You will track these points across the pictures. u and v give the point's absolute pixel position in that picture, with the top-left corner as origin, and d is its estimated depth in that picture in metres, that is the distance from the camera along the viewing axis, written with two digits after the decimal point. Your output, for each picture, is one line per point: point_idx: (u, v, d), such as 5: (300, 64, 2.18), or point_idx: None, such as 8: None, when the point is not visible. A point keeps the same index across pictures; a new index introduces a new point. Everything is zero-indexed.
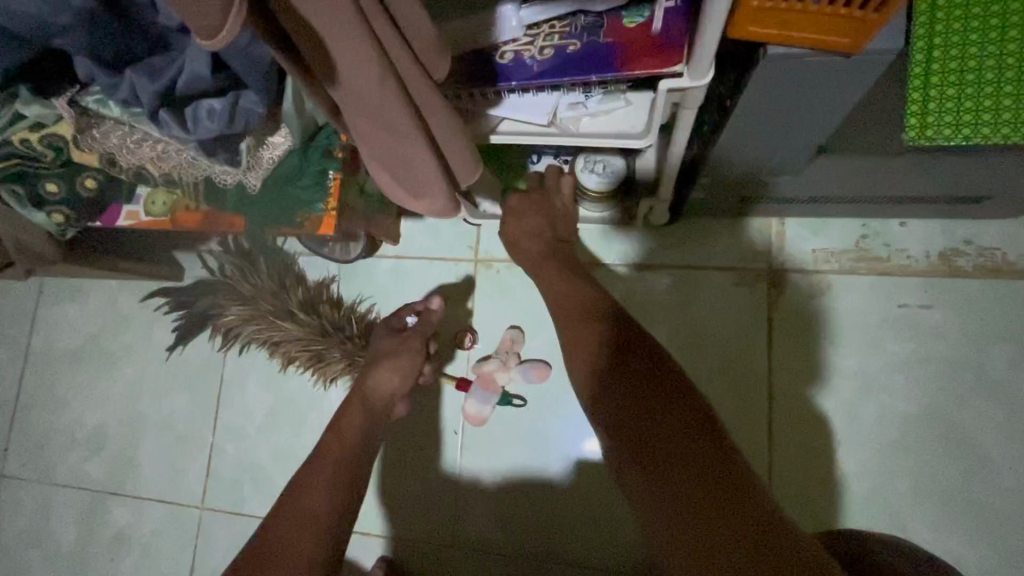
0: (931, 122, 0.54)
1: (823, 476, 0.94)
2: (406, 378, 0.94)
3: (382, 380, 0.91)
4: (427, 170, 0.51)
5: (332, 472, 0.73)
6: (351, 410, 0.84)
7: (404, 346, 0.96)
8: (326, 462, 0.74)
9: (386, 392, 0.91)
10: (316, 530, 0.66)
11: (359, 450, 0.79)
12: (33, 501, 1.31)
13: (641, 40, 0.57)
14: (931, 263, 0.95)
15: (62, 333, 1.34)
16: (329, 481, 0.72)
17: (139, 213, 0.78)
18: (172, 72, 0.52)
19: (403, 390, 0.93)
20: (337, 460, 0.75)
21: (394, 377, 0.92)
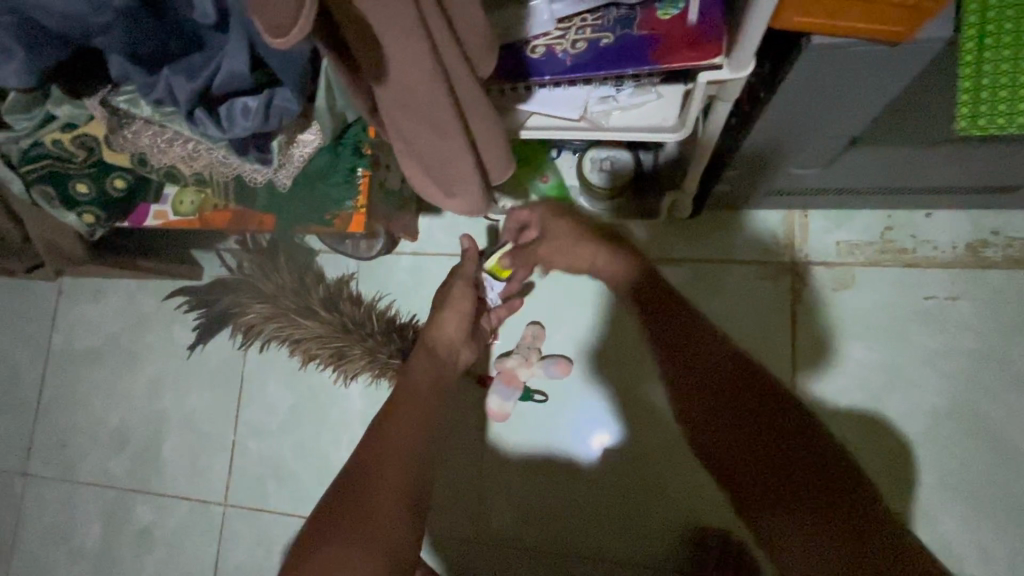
0: (984, 112, 0.54)
1: (874, 460, 0.93)
2: (463, 320, 0.92)
3: (444, 326, 0.90)
4: (466, 167, 0.51)
5: (411, 413, 0.77)
6: (418, 357, 0.86)
7: (454, 291, 0.93)
8: (408, 409, 0.77)
9: (446, 339, 0.89)
10: (400, 464, 0.71)
11: (431, 390, 0.82)
12: (57, 499, 1.32)
13: (677, 32, 0.56)
14: (957, 254, 0.94)
15: (82, 332, 1.35)
16: (410, 419, 0.76)
17: (167, 211, 0.78)
18: (210, 70, 0.52)
19: (463, 334, 0.92)
20: (415, 400, 0.79)
21: (452, 323, 0.91)
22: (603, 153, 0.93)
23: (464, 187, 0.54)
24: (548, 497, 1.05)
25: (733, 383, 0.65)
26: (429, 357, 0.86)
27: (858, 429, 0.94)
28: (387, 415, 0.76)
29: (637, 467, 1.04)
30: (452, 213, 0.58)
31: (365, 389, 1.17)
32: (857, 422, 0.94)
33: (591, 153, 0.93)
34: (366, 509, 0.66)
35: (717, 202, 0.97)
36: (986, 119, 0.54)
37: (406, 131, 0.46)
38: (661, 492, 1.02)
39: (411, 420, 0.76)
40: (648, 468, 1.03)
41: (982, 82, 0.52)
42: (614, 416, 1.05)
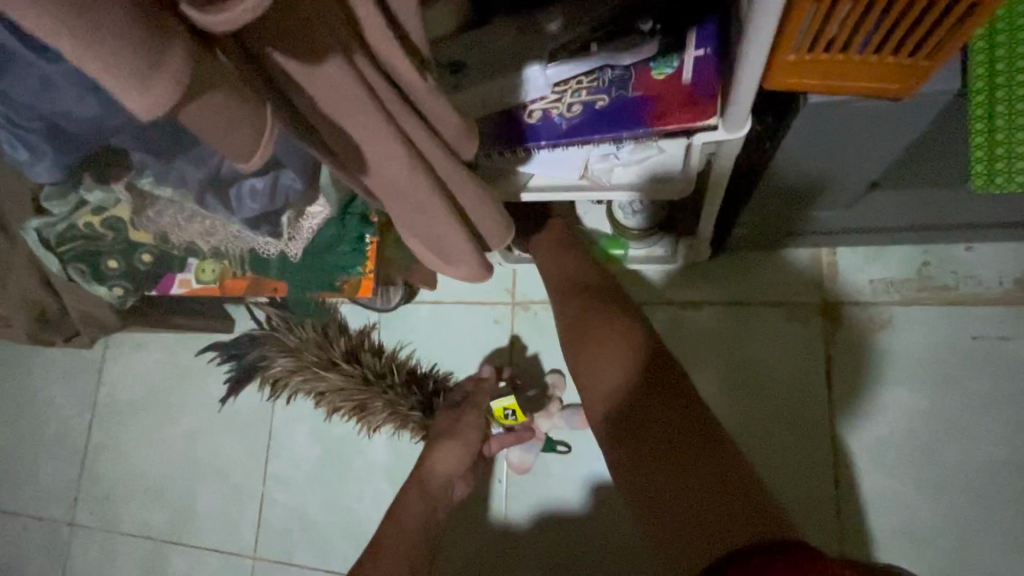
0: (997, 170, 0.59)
1: (925, 516, 0.85)
2: (466, 454, 0.93)
3: (440, 464, 0.91)
4: (460, 241, 0.51)
5: (394, 565, 0.77)
6: (409, 496, 0.87)
7: (464, 422, 0.95)
8: (386, 557, 0.78)
9: (443, 475, 0.91)
10: None
11: (417, 539, 0.83)
12: (101, 548, 1.36)
13: (671, 92, 0.56)
14: (1006, 289, 0.87)
15: (125, 385, 1.42)
16: (391, 568, 0.77)
17: (190, 280, 0.80)
18: (217, 159, 0.54)
19: (461, 470, 0.93)
20: (399, 550, 0.80)
21: (451, 459, 0.92)
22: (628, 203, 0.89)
23: (462, 256, 0.54)
24: (574, 556, 1.01)
25: (650, 390, 0.62)
26: (422, 494, 0.88)
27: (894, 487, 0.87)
28: (361, 567, 0.77)
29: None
30: (452, 277, 0.59)
31: (389, 440, 1.17)
32: (905, 477, 0.87)
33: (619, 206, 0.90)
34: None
35: (735, 243, 0.94)
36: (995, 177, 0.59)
37: (402, 214, 0.47)
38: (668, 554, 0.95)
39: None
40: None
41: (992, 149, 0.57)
42: None
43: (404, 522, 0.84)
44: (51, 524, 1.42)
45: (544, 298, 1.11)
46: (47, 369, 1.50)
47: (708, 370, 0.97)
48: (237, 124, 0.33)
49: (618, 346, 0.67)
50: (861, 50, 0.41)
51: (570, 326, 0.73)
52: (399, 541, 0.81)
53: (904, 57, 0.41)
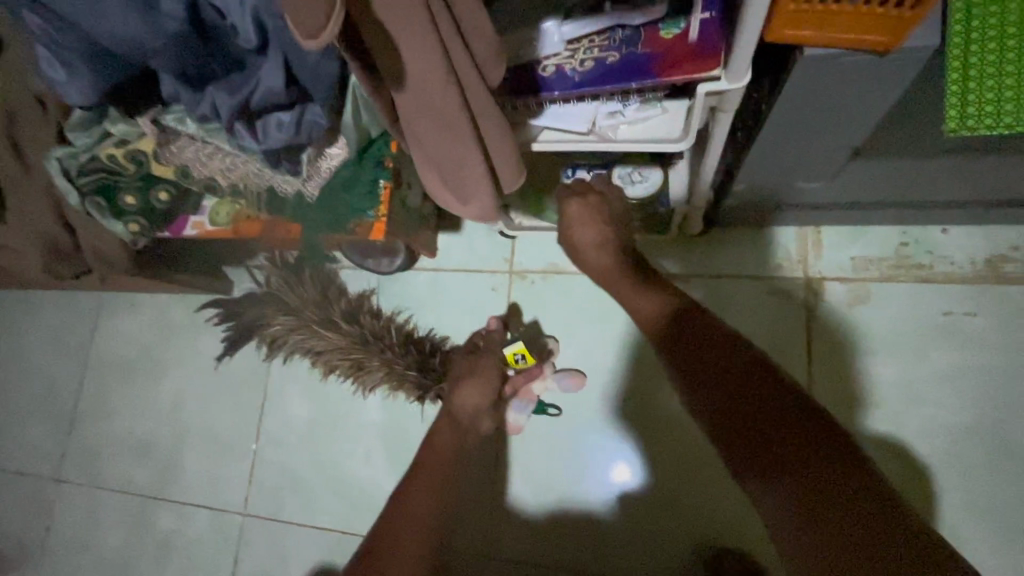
0: (970, 111, 0.53)
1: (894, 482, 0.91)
2: (486, 393, 0.98)
3: (466, 398, 0.96)
4: (478, 173, 0.55)
5: (428, 492, 0.81)
6: (442, 430, 0.91)
7: (481, 365, 1.00)
8: (419, 482, 0.82)
9: (471, 408, 0.96)
10: (419, 536, 0.75)
11: (452, 461, 0.87)
12: (86, 504, 1.36)
13: (679, 49, 0.60)
14: (976, 270, 0.93)
15: (119, 343, 1.42)
16: (425, 490, 0.81)
17: (205, 222, 0.81)
18: (249, 89, 0.57)
19: (484, 406, 0.98)
20: (429, 477, 0.83)
21: (476, 394, 0.97)
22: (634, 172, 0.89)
23: (478, 194, 0.58)
24: (559, 509, 1.06)
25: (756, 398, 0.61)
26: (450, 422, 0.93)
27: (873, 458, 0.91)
28: (402, 497, 0.80)
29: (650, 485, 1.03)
30: (466, 218, 0.63)
31: (384, 402, 1.19)
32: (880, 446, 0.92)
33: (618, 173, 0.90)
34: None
35: (728, 218, 0.99)
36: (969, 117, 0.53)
37: (427, 137, 0.50)
38: (717, 504, 1.00)
39: (427, 490, 0.81)
40: (666, 494, 1.02)
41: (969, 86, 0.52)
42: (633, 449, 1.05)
43: (438, 445, 0.88)
44: (36, 480, 1.42)
45: (542, 269, 1.15)
46: (39, 325, 1.50)
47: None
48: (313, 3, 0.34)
49: (713, 354, 0.66)
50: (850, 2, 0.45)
51: (663, 352, 0.72)
52: (429, 469, 0.84)
53: (889, 9, 0.45)
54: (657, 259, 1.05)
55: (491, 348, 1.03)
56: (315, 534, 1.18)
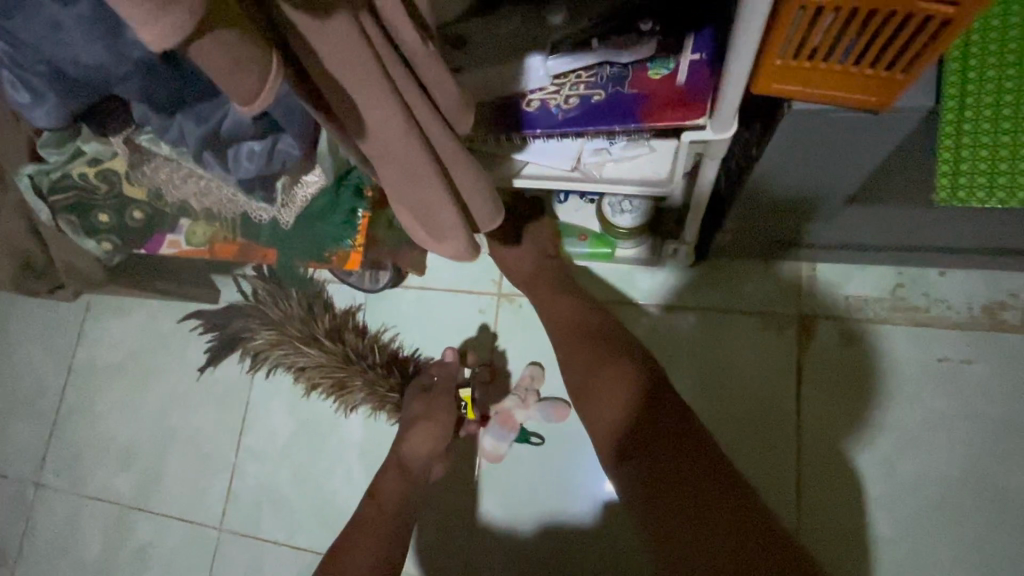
0: (962, 182, 0.57)
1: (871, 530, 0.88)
2: (438, 440, 0.95)
3: (416, 444, 0.95)
4: (448, 215, 0.53)
5: (372, 543, 0.82)
6: (387, 476, 0.92)
7: (436, 406, 0.97)
8: (363, 535, 0.83)
9: (422, 456, 0.94)
10: None
11: (396, 513, 0.88)
12: (65, 510, 1.35)
13: (666, 91, 0.58)
14: (973, 315, 0.90)
15: (105, 348, 1.41)
16: (369, 540, 0.82)
17: (180, 241, 0.80)
18: (218, 117, 0.56)
19: (437, 452, 0.96)
20: (375, 529, 0.84)
21: (428, 440, 0.95)
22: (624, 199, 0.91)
23: (451, 234, 0.56)
24: (539, 541, 1.04)
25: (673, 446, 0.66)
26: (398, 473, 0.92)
27: (835, 502, 0.90)
28: (344, 545, 0.82)
29: (632, 520, 1.01)
30: (439, 256, 0.60)
31: (366, 421, 1.17)
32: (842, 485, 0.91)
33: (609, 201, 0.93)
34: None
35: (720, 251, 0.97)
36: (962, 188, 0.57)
37: (393, 186, 0.48)
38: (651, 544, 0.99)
39: (374, 540, 0.83)
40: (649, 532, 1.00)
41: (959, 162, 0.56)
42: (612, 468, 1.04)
43: (385, 494, 0.89)
44: (16, 483, 1.40)
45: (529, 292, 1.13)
46: (27, 325, 1.49)
47: (684, 374, 0.99)
48: (247, 65, 0.34)
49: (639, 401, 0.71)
50: (840, 60, 0.43)
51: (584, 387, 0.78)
52: (373, 518, 0.86)
53: (880, 69, 0.42)
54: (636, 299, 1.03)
55: (448, 386, 1.00)
56: (291, 553, 1.16)
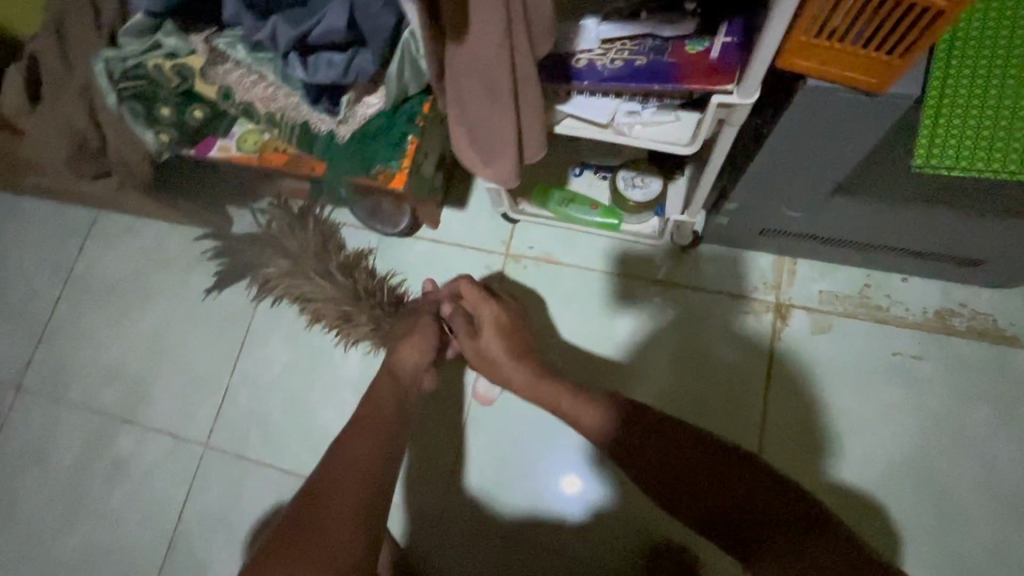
0: (936, 150, 0.63)
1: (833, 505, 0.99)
2: (426, 348, 1.03)
3: (405, 356, 1.01)
4: (507, 135, 0.61)
5: (372, 450, 0.85)
6: (383, 387, 0.97)
7: (420, 322, 1.06)
8: (365, 434, 0.87)
9: (412, 365, 1.01)
10: (358, 485, 0.81)
11: (392, 420, 0.92)
12: (40, 417, 1.33)
13: (701, 63, 0.67)
14: (927, 318, 1.03)
15: (106, 264, 1.42)
16: (370, 441, 0.86)
17: (231, 147, 0.84)
18: (312, 24, 0.62)
19: (425, 362, 1.02)
20: (376, 431, 0.88)
21: (414, 352, 1.02)
22: (636, 174, 1.04)
23: (502, 157, 0.64)
24: (516, 482, 1.11)
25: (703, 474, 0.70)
26: (393, 381, 0.98)
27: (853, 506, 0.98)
28: (343, 446, 0.85)
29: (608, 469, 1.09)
30: (486, 180, 0.68)
31: (362, 357, 1.22)
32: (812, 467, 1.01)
33: (621, 176, 1.05)
34: (323, 532, 0.75)
35: (716, 235, 1.07)
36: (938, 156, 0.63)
37: (469, 94, 0.57)
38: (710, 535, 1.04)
39: (368, 443, 0.86)
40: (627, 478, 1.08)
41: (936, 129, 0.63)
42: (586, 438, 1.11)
43: (379, 398, 0.94)
44: None
45: (534, 255, 1.20)
46: (25, 232, 1.48)
47: (649, 395, 1.09)
48: None
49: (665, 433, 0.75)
50: (851, 42, 0.52)
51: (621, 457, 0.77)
52: (374, 418, 0.90)
53: (882, 52, 0.52)
54: (624, 274, 1.15)
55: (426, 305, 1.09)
56: (276, 476, 1.20)
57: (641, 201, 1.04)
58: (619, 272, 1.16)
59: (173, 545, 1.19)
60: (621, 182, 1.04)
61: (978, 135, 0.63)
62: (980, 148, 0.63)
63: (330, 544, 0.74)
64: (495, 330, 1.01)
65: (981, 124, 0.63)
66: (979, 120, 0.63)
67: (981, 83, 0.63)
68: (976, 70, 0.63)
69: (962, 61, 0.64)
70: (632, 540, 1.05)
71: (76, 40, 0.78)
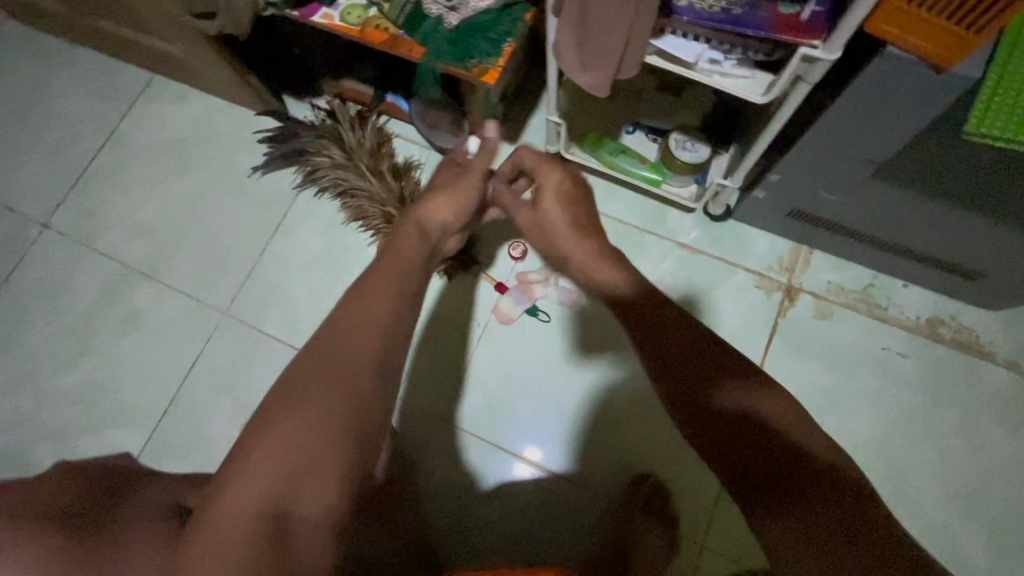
0: (990, 119, 0.64)
1: None
2: (462, 206, 0.96)
3: (437, 208, 0.93)
4: (617, 41, 0.68)
5: (390, 300, 0.75)
6: (408, 235, 0.87)
7: (461, 182, 0.97)
8: (384, 284, 0.76)
9: (440, 220, 0.93)
10: (372, 338, 0.70)
11: (416, 264, 0.83)
12: (64, 258, 1.36)
13: (790, 22, 0.73)
14: (918, 323, 1.13)
15: (154, 126, 1.44)
16: (391, 288, 0.77)
17: (334, 16, 0.89)
18: None
19: (456, 220, 0.95)
20: (395, 281, 0.78)
21: (448, 207, 0.94)
22: (687, 137, 1.11)
23: (602, 64, 0.72)
24: (513, 402, 1.19)
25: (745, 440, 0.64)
26: (420, 232, 0.90)
27: None
28: (358, 294, 0.74)
29: (592, 427, 1.16)
30: (580, 87, 0.76)
31: None
32: None
33: (674, 138, 1.12)
34: (335, 380, 0.66)
35: (748, 209, 1.16)
36: (990, 122, 0.64)
37: None
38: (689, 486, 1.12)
39: (390, 290, 0.76)
40: (621, 414, 1.16)
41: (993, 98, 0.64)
42: (581, 390, 1.18)
43: (403, 254, 0.83)
44: (17, 221, 1.40)
45: None
46: (74, 82, 1.49)
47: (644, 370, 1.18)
48: None
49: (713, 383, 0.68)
50: (938, 14, 0.60)
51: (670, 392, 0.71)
52: (394, 264, 0.80)
53: (959, 29, 0.60)
54: (656, 234, 1.23)
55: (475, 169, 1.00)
56: (288, 354, 1.25)
57: (686, 160, 1.11)
58: (651, 231, 1.23)
59: (176, 400, 1.24)
60: (674, 141, 1.11)
61: None
62: None
63: (337, 399, 0.65)
64: (556, 198, 0.96)
65: None
66: None
67: None
68: None
69: None
70: (615, 475, 1.13)
71: None
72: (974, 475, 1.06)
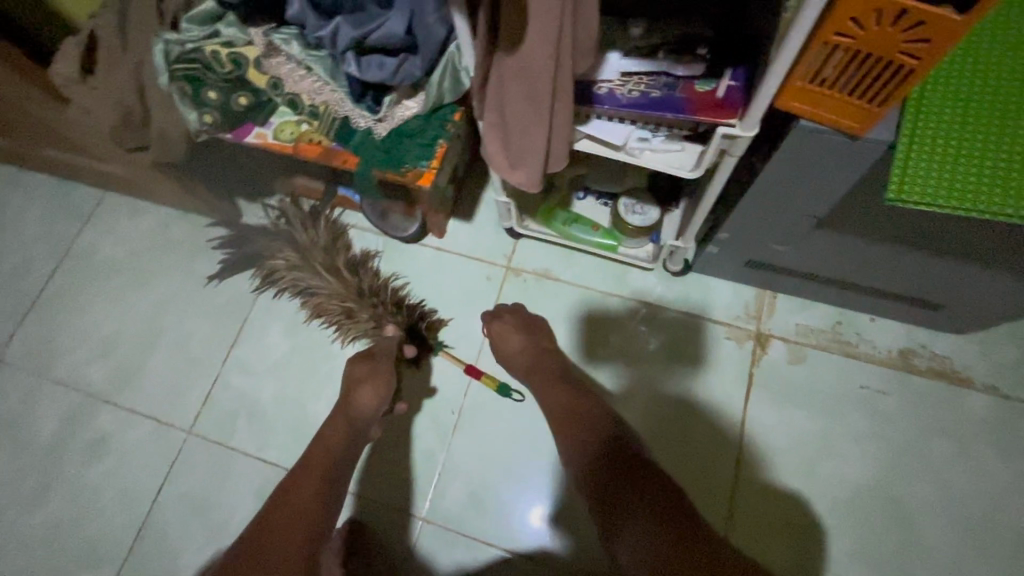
0: (908, 185, 0.66)
1: (807, 549, 1.03)
2: (382, 394, 1.04)
3: (363, 403, 1.03)
4: (537, 145, 0.69)
5: (317, 480, 0.91)
6: (333, 424, 1.01)
7: (377, 366, 1.07)
8: (315, 470, 0.92)
9: (367, 409, 1.02)
10: (307, 524, 0.84)
11: (348, 442, 0.99)
12: (21, 392, 1.31)
13: (707, 100, 0.75)
14: (892, 355, 1.12)
15: (107, 243, 1.42)
16: (321, 474, 0.91)
17: (268, 134, 0.89)
18: (371, 29, 0.70)
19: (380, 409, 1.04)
20: (323, 464, 0.93)
21: (371, 395, 1.03)
22: (635, 202, 1.12)
23: (527, 165, 0.73)
24: (497, 489, 1.14)
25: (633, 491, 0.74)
26: (347, 426, 1.01)
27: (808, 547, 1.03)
28: (296, 479, 0.90)
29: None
30: (510, 184, 0.77)
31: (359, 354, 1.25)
32: (776, 498, 1.06)
33: (622, 202, 1.13)
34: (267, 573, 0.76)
35: (704, 263, 1.16)
36: (909, 188, 0.66)
37: (514, 98, 0.65)
38: None
39: (315, 481, 0.90)
40: None
41: (905, 165, 0.66)
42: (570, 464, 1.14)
43: (330, 436, 0.98)
44: None
45: (533, 269, 1.27)
46: (26, 207, 1.48)
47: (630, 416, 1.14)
48: None
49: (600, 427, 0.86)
50: (840, 91, 0.61)
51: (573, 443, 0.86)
52: (325, 450, 0.96)
53: (863, 103, 0.61)
54: (619, 295, 1.22)
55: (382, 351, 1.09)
56: (258, 467, 1.19)
57: (637, 225, 1.11)
58: (615, 292, 1.23)
59: (142, 531, 1.17)
60: (622, 206, 1.12)
61: (950, 171, 0.66)
62: (950, 182, 0.66)
63: None
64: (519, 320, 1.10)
65: (951, 162, 0.67)
66: (948, 159, 0.67)
67: (949, 125, 0.68)
68: (945, 117, 0.68)
69: (935, 107, 0.68)
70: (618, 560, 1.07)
71: (133, 19, 0.83)
72: (976, 510, 1.03)
